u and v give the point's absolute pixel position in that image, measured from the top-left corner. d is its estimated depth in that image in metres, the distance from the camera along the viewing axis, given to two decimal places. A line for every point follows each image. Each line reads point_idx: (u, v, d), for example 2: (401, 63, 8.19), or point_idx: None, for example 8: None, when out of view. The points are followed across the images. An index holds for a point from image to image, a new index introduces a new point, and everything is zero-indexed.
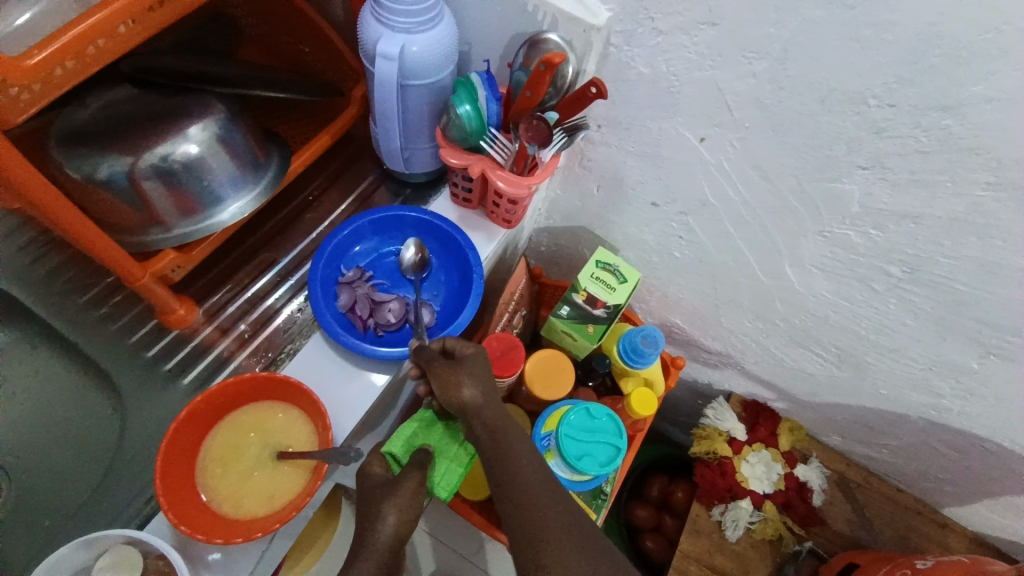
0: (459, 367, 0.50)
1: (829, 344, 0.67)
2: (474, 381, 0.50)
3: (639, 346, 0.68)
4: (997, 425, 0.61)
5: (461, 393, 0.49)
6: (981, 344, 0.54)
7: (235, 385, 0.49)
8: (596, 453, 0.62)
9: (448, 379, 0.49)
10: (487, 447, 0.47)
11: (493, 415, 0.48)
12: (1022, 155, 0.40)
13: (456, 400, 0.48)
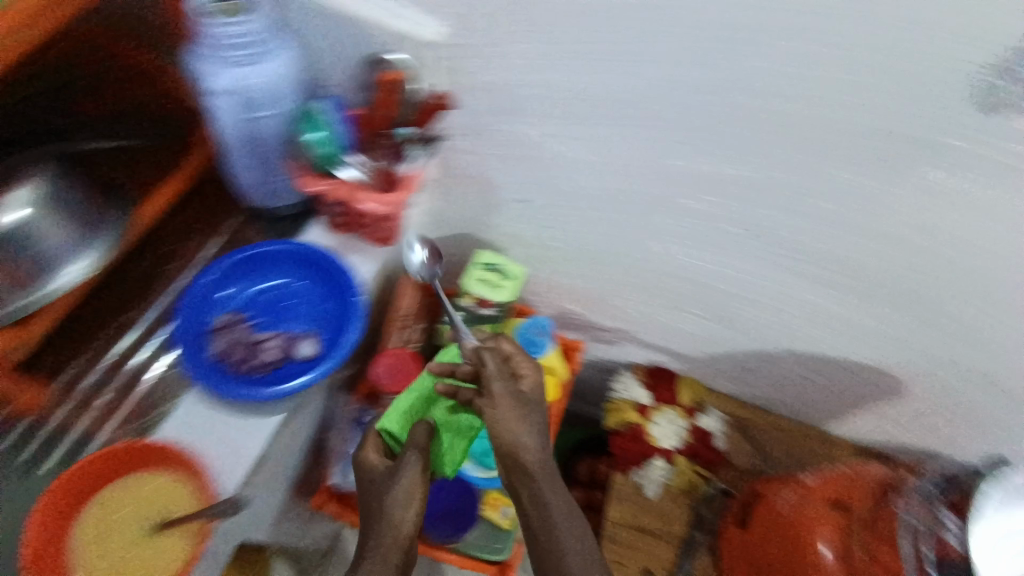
0: (513, 399, 0.55)
1: (701, 303, 0.74)
2: (525, 418, 0.55)
3: (532, 338, 0.71)
4: (842, 343, 0.71)
5: (524, 430, 0.54)
6: (812, 277, 0.63)
7: (93, 465, 0.45)
8: None
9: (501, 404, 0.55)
10: (518, 475, 0.54)
11: (533, 443, 0.54)
12: (799, 113, 0.47)
13: (518, 434, 0.54)
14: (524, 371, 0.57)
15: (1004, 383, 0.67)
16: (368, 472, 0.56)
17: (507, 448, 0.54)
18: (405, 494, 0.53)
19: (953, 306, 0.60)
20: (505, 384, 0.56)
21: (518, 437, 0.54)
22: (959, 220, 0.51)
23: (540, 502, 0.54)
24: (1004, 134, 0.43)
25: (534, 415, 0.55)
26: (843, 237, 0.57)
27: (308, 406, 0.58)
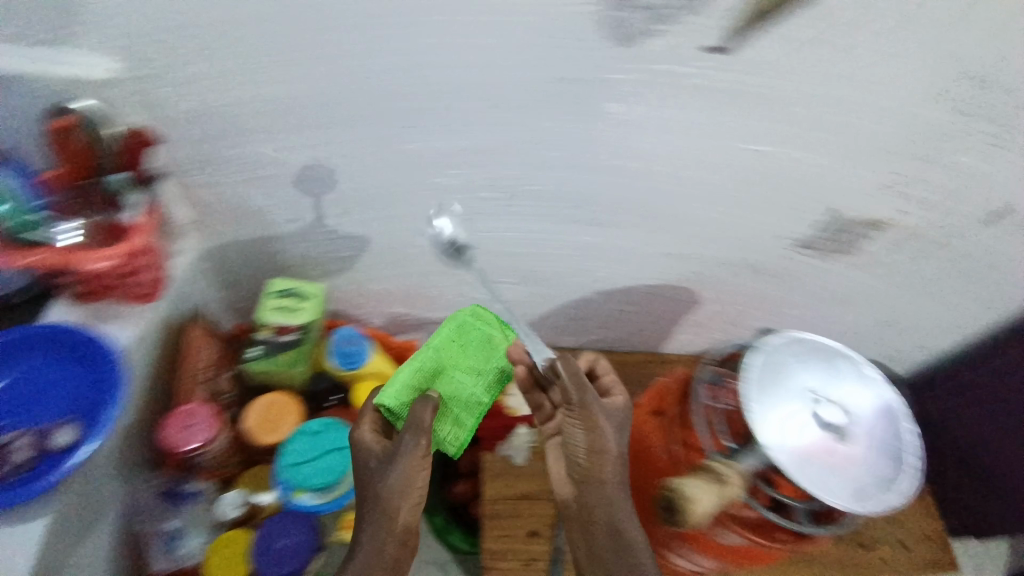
0: (604, 414, 0.61)
1: (507, 270, 0.78)
2: (620, 425, 0.62)
3: (345, 348, 0.70)
4: (635, 271, 0.79)
5: (610, 429, 0.61)
6: (581, 221, 0.69)
7: None
8: (336, 465, 0.63)
9: (597, 415, 0.60)
10: (591, 486, 0.61)
11: (616, 448, 0.61)
12: (481, 78, 0.51)
13: (606, 436, 0.60)
14: (614, 393, 0.65)
15: (761, 263, 0.78)
16: (364, 455, 0.58)
17: (583, 459, 0.61)
18: (388, 493, 0.55)
19: (696, 212, 0.68)
20: (602, 407, 0.61)
21: (589, 458, 0.61)
22: (657, 139, 0.58)
23: (604, 497, 0.60)
24: (649, 57, 0.50)
25: (618, 419, 0.62)
26: (583, 177, 0.62)
27: (74, 500, 0.52)
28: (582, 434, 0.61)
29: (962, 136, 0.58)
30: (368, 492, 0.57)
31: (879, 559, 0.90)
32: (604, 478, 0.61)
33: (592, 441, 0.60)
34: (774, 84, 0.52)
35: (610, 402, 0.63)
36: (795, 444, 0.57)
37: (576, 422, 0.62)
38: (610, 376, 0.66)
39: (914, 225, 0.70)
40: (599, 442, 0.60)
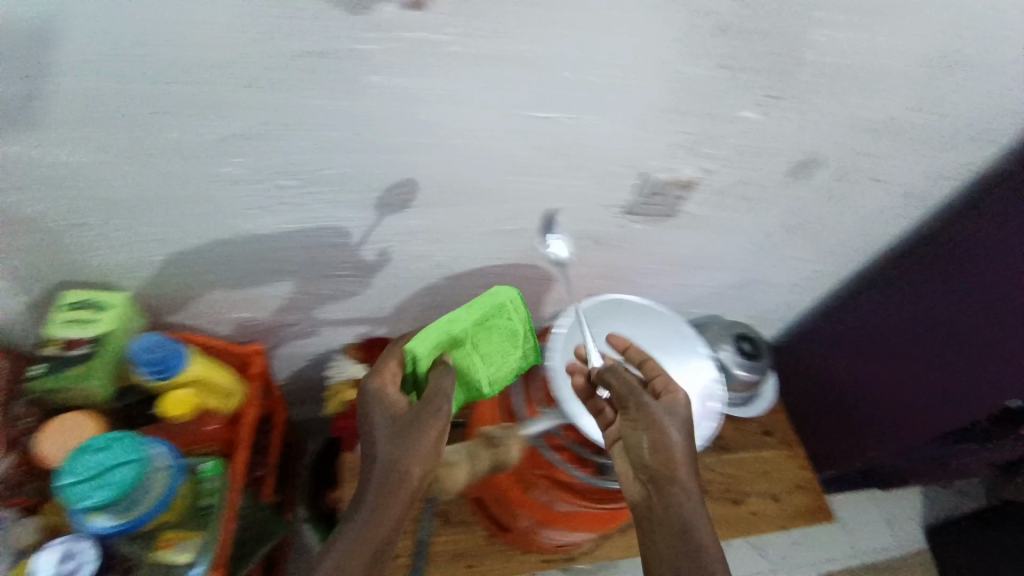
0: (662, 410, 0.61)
1: (339, 264, 0.75)
2: (687, 427, 0.60)
3: (146, 357, 0.66)
4: (471, 250, 0.77)
5: (681, 434, 0.59)
6: (396, 204, 0.66)
7: None
8: (105, 487, 0.58)
9: (654, 418, 0.59)
10: (656, 486, 0.58)
11: (683, 446, 0.59)
12: (226, 56, 0.48)
13: (674, 434, 0.59)
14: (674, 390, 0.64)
15: (597, 235, 0.78)
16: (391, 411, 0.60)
17: (647, 455, 0.59)
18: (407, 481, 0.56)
19: (511, 187, 0.67)
20: (665, 411, 0.61)
21: (650, 458, 0.59)
22: (441, 113, 0.56)
23: (676, 495, 0.57)
24: (396, 25, 0.47)
25: (682, 427, 0.60)
26: (378, 159, 0.60)
27: None
28: (642, 435, 0.60)
29: (737, 94, 0.60)
30: (373, 464, 0.56)
31: (749, 513, 0.94)
32: (677, 473, 0.58)
33: (653, 443, 0.59)
34: (538, 49, 0.52)
35: (675, 401, 0.62)
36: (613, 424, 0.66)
37: (637, 427, 0.61)
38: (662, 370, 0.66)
39: (723, 182, 0.73)
40: (660, 440, 0.59)
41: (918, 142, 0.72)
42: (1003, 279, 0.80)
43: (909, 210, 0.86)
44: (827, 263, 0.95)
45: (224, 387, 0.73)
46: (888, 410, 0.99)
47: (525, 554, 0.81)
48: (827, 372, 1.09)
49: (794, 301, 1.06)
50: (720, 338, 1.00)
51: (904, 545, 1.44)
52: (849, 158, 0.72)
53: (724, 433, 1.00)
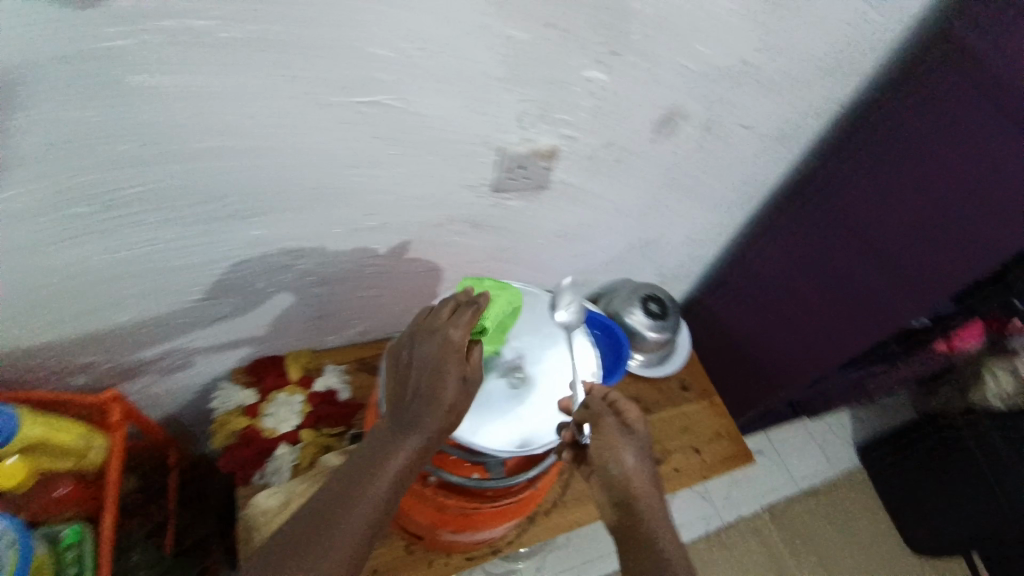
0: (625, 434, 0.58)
1: (188, 287, 0.67)
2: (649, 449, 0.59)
3: None
4: (338, 254, 0.71)
5: (643, 456, 0.58)
6: (229, 215, 0.60)
7: None
8: None
9: (616, 444, 0.57)
10: (620, 501, 0.56)
11: (645, 469, 0.57)
12: None
13: (637, 458, 0.57)
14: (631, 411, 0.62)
15: (472, 218, 0.74)
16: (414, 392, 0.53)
17: (614, 481, 0.56)
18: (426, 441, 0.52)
19: (357, 181, 0.61)
20: (620, 425, 0.58)
21: (612, 478, 0.56)
22: (241, 109, 0.50)
23: (648, 516, 0.55)
24: (142, 14, 0.41)
25: (644, 450, 0.58)
26: (186, 167, 0.53)
27: None
28: (610, 463, 0.56)
29: (575, 53, 0.56)
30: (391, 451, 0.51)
31: (672, 470, 0.94)
32: (646, 496, 0.56)
33: (611, 463, 0.56)
34: (331, 25, 0.46)
35: (634, 425, 0.60)
36: (506, 431, 0.59)
37: (595, 449, 0.58)
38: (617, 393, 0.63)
39: (589, 146, 0.69)
40: (628, 467, 0.56)
41: (778, 82, 0.71)
42: (873, 207, 0.82)
43: (788, 152, 0.85)
44: (721, 213, 0.95)
45: (76, 446, 0.71)
46: (794, 350, 1.02)
47: (447, 557, 0.77)
48: (736, 321, 1.11)
49: (699, 255, 1.05)
50: (627, 301, 0.98)
51: (839, 467, 1.51)
52: (711, 106, 0.71)
53: (641, 395, 1.00)
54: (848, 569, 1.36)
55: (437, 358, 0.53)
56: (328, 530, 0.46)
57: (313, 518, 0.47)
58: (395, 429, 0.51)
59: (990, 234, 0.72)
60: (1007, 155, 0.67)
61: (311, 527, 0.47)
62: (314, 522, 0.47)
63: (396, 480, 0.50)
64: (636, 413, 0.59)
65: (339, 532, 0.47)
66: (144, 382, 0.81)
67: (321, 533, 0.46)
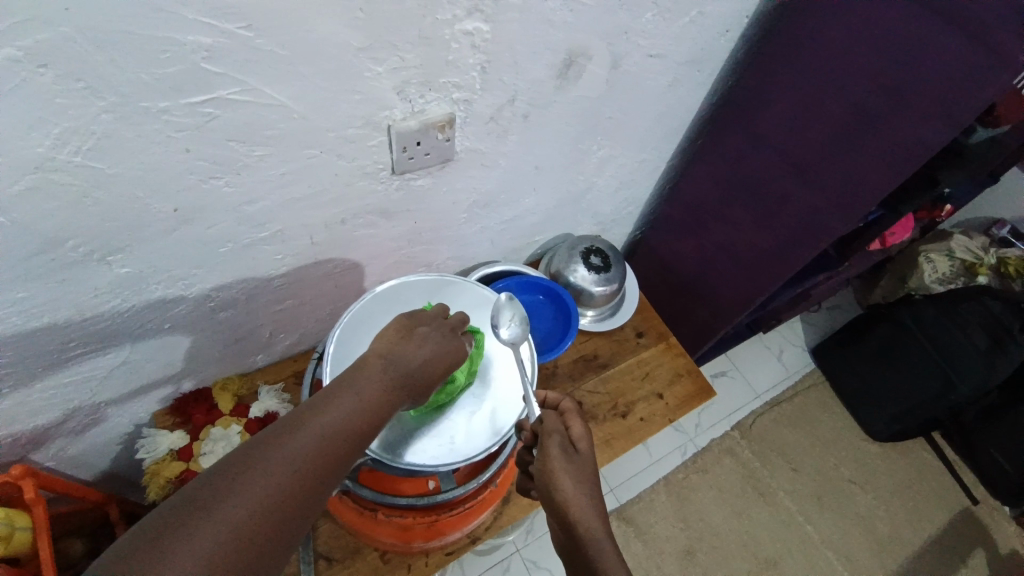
0: (566, 458, 0.54)
1: (67, 346, 0.59)
2: (593, 472, 0.54)
3: None
4: (237, 273, 0.64)
5: (587, 481, 0.53)
6: (83, 257, 0.51)
7: None
8: None
9: (555, 471, 0.52)
10: (564, 526, 0.51)
11: (591, 497, 0.52)
12: None
13: (579, 484, 0.52)
14: (575, 430, 0.57)
15: (379, 206, 0.67)
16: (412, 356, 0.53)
17: (556, 509, 0.52)
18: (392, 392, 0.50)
19: (229, 192, 0.53)
20: (563, 441, 0.55)
21: (551, 502, 0.52)
22: (50, 140, 0.41)
23: (595, 545, 0.50)
24: None
25: (588, 473, 0.53)
26: (9, 218, 0.44)
27: None
28: (550, 491, 0.52)
29: (443, 5, 0.49)
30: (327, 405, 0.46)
31: (638, 420, 0.93)
32: (591, 523, 0.51)
33: (551, 486, 0.52)
34: (124, 13, 0.37)
35: (577, 448, 0.55)
36: (460, 438, 0.60)
37: (535, 470, 0.54)
38: (566, 412, 0.59)
39: (489, 107, 0.62)
40: (571, 494, 0.51)
41: (679, 3, 0.65)
42: (788, 119, 0.76)
43: (704, 75, 0.81)
44: (648, 150, 0.90)
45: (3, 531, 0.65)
46: (729, 280, 1.00)
47: (425, 556, 0.73)
48: (681, 256, 1.09)
49: (633, 197, 1.02)
50: (569, 259, 0.95)
51: (799, 373, 1.56)
52: (612, 40, 0.64)
53: (598, 351, 0.98)
54: (818, 466, 1.44)
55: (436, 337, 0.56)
56: (257, 469, 0.40)
57: (242, 460, 0.41)
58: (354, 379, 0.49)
59: (904, 125, 0.64)
60: (913, 28, 0.60)
61: (236, 470, 0.40)
62: (242, 463, 0.41)
63: (347, 427, 0.46)
64: (581, 428, 0.57)
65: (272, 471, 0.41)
66: (57, 448, 0.73)
67: (255, 466, 0.41)
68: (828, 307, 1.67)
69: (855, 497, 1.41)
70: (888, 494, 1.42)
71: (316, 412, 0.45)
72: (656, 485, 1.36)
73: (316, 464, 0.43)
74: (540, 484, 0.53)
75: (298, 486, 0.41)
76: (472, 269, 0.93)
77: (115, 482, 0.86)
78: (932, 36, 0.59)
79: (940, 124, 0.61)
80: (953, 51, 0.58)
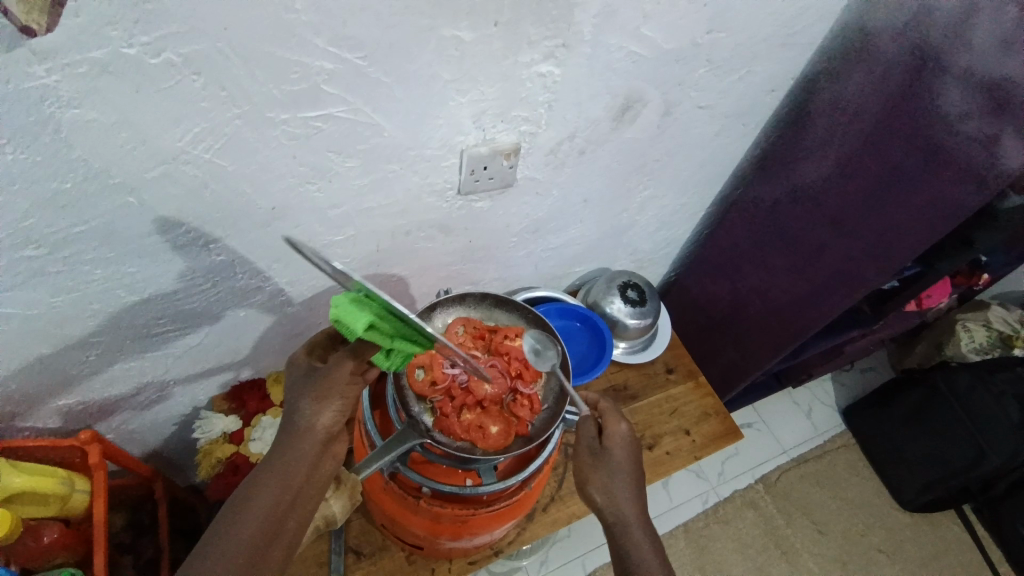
0: (597, 461, 0.64)
1: (155, 321, 0.65)
2: (629, 473, 0.64)
3: None
4: (309, 270, 0.70)
5: (620, 481, 0.63)
6: (189, 242, 0.58)
7: None
8: None
9: (589, 471, 0.64)
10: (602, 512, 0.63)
11: (627, 497, 0.63)
12: None
13: (616, 486, 0.63)
14: (613, 430, 0.66)
15: (441, 222, 0.73)
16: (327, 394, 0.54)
17: (598, 508, 0.63)
18: (319, 448, 0.54)
19: (318, 196, 0.60)
20: (595, 443, 0.65)
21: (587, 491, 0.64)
22: (189, 136, 0.49)
23: (630, 538, 0.61)
24: (66, 46, 0.39)
25: (617, 471, 0.63)
26: (138, 199, 0.51)
27: None
28: (586, 485, 0.64)
29: (524, 49, 0.56)
30: (272, 468, 0.51)
31: (665, 453, 0.94)
32: (627, 521, 0.62)
33: (587, 481, 0.64)
34: (267, 37, 0.45)
35: (610, 452, 0.64)
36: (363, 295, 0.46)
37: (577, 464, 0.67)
38: (603, 416, 0.67)
39: (550, 141, 0.69)
40: (600, 491, 0.63)
41: (730, 61, 0.72)
42: (828, 176, 0.81)
43: (748, 128, 0.86)
44: (689, 194, 0.95)
45: (65, 485, 0.67)
46: (761, 326, 1.03)
47: (449, 562, 0.76)
48: (715, 299, 1.12)
49: (672, 238, 1.06)
50: (608, 290, 0.99)
51: (828, 432, 1.54)
52: (666, 90, 0.71)
53: (629, 382, 1.01)
54: (842, 529, 1.40)
55: (323, 373, 0.55)
56: (220, 543, 0.48)
57: (212, 537, 0.48)
58: (292, 433, 0.53)
59: (938, 187, 0.68)
60: (951, 95, 0.65)
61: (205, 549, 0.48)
62: (210, 541, 0.48)
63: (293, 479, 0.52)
64: (616, 429, 0.65)
65: (225, 555, 0.47)
66: (121, 420, 0.78)
67: (219, 542, 0.48)
68: (860, 368, 1.65)
69: (881, 567, 1.35)
70: (916, 565, 1.37)
71: (266, 476, 0.51)
72: (673, 530, 1.33)
73: (274, 520, 0.50)
74: (581, 475, 0.65)
75: (257, 550, 0.49)
76: (514, 292, 0.98)
77: (161, 462, 0.91)
78: (968, 105, 0.64)
79: (974, 187, 0.66)
80: (991, 121, 0.62)
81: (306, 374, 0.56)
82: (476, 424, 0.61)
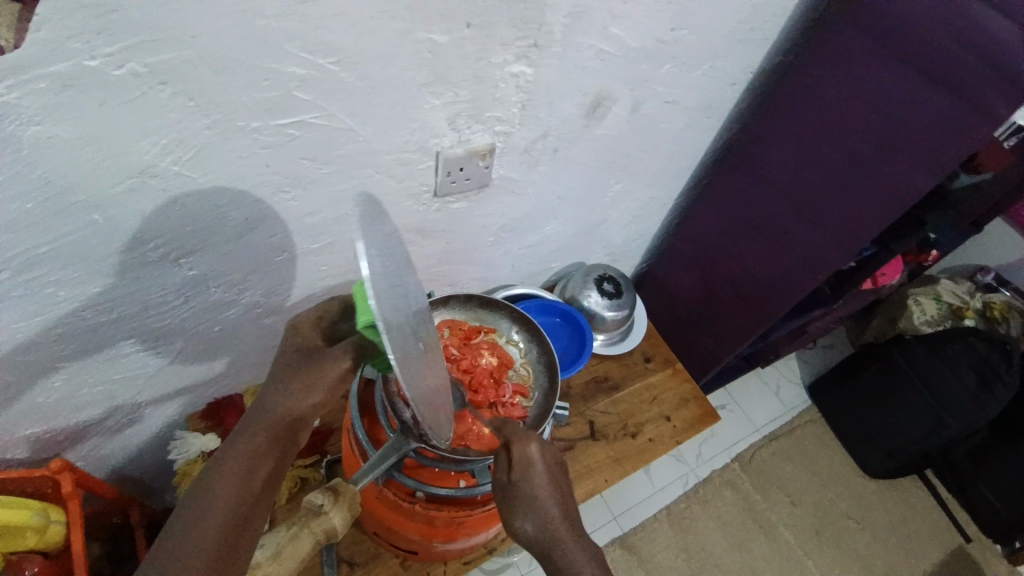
0: (518, 478, 0.52)
1: (125, 341, 0.63)
2: (555, 488, 0.53)
3: None
4: (284, 281, 0.68)
5: (549, 497, 0.52)
6: (159, 258, 0.56)
7: None
8: None
9: (510, 504, 0.52)
10: (539, 544, 0.51)
11: (558, 507, 0.52)
12: None
13: (543, 508, 0.52)
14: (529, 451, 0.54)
15: (418, 226, 0.73)
16: (317, 391, 0.49)
17: (530, 537, 0.52)
18: (290, 444, 0.49)
19: (294, 205, 0.59)
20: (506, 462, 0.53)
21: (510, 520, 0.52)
22: (156, 149, 0.47)
23: (571, 567, 0.50)
24: (28, 62, 0.37)
25: (544, 489, 0.52)
26: (105, 216, 0.49)
27: None
28: (512, 516, 0.52)
29: (497, 50, 0.56)
30: (246, 462, 0.46)
31: (647, 440, 0.97)
32: (563, 540, 0.51)
33: (511, 505, 0.52)
34: (237, 45, 0.43)
35: (529, 476, 0.53)
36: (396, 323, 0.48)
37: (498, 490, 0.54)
38: (511, 442, 0.54)
39: (524, 140, 0.69)
40: (528, 516, 0.51)
41: (694, 57, 0.74)
42: (790, 165, 0.84)
43: (712, 121, 0.89)
44: (658, 187, 0.97)
45: (38, 517, 0.63)
46: (731, 313, 1.06)
47: (444, 565, 0.76)
48: (686, 288, 1.15)
49: (642, 230, 1.08)
50: (584, 284, 1.00)
51: (797, 408, 1.60)
52: (634, 87, 0.72)
53: (609, 373, 1.03)
54: (815, 500, 1.46)
55: (312, 367, 0.49)
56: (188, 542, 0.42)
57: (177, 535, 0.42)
58: (268, 425, 0.47)
59: (894, 172, 0.72)
60: (899, 84, 0.69)
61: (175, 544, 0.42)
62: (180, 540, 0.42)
63: (269, 474, 0.47)
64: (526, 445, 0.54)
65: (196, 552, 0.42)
66: (90, 447, 0.74)
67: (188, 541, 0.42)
68: (823, 346, 1.73)
69: (852, 534, 1.43)
70: (885, 530, 1.44)
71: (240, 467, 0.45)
72: (657, 514, 1.37)
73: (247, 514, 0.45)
74: (501, 497, 0.53)
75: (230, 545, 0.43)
76: (492, 291, 0.99)
77: (135, 487, 0.87)
78: (917, 94, 0.67)
79: (927, 171, 0.69)
80: (941, 108, 0.66)
81: (297, 363, 0.50)
82: (470, 430, 0.61)
